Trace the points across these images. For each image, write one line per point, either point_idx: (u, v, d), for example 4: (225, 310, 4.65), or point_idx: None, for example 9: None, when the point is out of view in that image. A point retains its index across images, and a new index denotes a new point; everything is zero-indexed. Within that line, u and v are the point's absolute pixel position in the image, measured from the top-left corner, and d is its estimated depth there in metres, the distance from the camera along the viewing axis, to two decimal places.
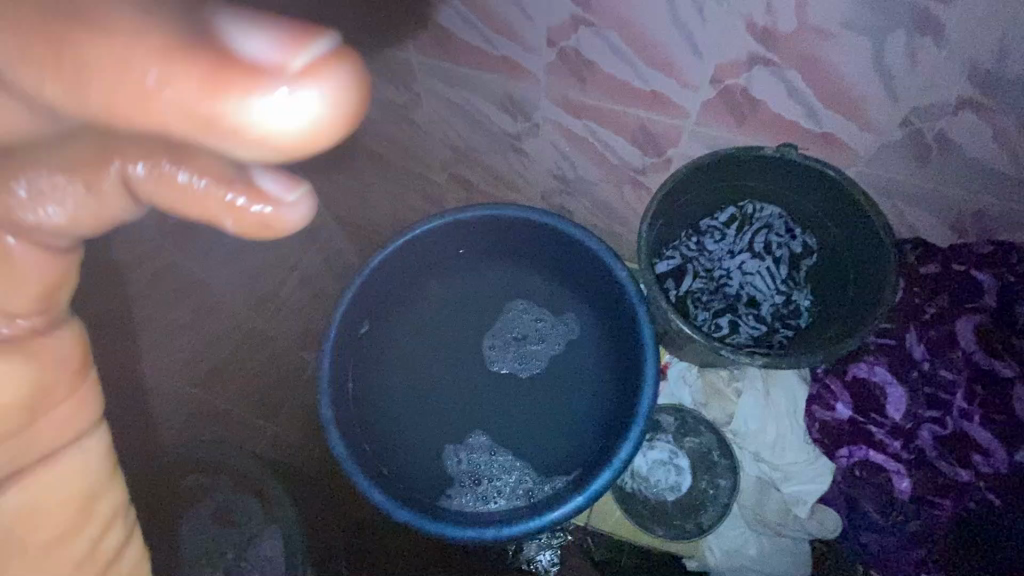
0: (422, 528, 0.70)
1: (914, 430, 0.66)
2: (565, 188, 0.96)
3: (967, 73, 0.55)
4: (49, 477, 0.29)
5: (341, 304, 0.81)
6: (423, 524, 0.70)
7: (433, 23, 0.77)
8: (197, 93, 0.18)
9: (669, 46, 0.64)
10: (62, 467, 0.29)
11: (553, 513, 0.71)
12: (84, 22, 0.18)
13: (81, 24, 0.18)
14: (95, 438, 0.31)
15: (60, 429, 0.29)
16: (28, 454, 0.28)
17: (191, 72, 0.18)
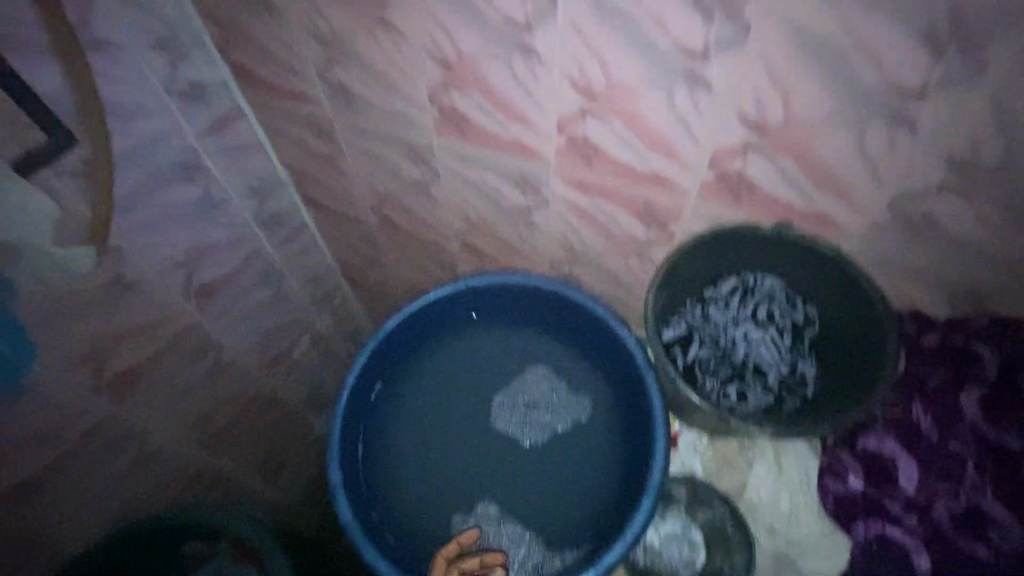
0: None
1: (928, 504, 0.65)
2: (572, 258, 1.03)
3: (944, 162, 0.60)
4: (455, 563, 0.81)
5: (358, 363, 0.92)
6: None
7: (455, 115, 0.86)
8: None
9: (669, 133, 0.71)
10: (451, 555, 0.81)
11: None
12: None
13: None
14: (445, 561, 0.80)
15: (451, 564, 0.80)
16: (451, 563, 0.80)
17: None
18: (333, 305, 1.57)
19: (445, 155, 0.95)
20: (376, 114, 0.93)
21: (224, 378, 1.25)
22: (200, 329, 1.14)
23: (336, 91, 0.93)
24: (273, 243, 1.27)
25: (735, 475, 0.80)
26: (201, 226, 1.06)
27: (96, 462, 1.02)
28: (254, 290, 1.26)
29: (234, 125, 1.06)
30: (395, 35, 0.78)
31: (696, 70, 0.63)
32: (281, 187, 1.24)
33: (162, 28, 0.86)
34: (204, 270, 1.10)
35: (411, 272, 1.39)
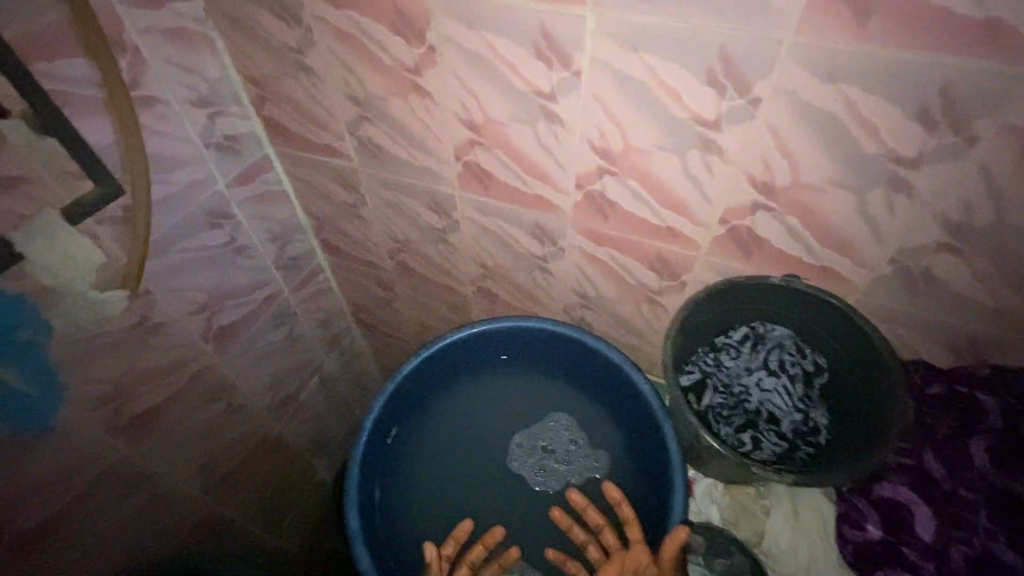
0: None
1: (946, 551, 0.65)
2: (585, 304, 1.06)
3: (941, 223, 0.65)
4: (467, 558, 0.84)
5: (376, 406, 0.92)
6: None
7: (478, 169, 0.91)
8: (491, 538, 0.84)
9: (682, 192, 0.76)
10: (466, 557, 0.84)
11: None
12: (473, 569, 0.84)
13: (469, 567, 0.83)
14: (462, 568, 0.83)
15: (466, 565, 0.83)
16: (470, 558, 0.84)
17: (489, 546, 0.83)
18: (341, 347, 1.58)
19: (466, 206, 0.99)
20: (402, 167, 0.99)
21: (233, 421, 1.25)
22: (214, 370, 1.15)
23: (365, 145, 0.99)
24: (290, 286, 1.30)
25: (753, 521, 0.81)
26: (224, 270, 1.09)
27: (104, 507, 1.00)
28: (268, 332, 1.27)
29: (262, 174, 1.11)
30: (426, 98, 0.84)
31: (708, 136, 0.68)
32: (300, 232, 1.28)
33: (205, 87, 0.92)
34: (223, 313, 1.12)
35: (423, 315, 1.41)
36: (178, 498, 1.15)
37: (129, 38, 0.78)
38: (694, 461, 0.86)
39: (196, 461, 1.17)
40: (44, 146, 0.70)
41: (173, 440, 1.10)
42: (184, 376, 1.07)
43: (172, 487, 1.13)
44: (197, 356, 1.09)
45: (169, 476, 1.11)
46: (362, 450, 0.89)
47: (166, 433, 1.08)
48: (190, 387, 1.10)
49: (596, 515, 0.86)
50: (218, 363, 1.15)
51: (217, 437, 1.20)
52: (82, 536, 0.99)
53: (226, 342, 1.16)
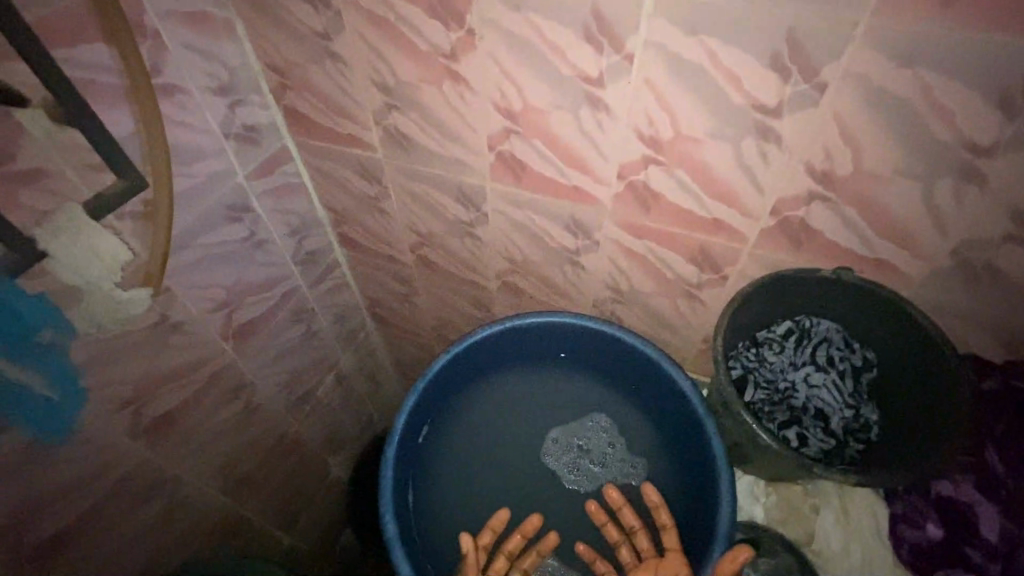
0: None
1: (1012, 553, 0.64)
2: (617, 298, 1.04)
3: (1011, 214, 0.62)
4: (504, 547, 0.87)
5: (408, 405, 0.90)
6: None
7: (512, 159, 0.88)
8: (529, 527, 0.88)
9: (732, 183, 0.74)
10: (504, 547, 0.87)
11: None
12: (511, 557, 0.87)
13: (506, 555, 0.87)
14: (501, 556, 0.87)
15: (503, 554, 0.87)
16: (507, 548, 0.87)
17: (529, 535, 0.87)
18: (357, 343, 1.55)
19: (497, 198, 0.96)
20: (430, 158, 0.95)
21: (252, 420, 1.22)
22: (235, 368, 1.12)
23: (391, 135, 0.95)
24: (308, 281, 1.26)
25: (803, 522, 0.79)
26: (244, 265, 1.06)
27: (128, 509, 0.98)
28: (287, 328, 1.24)
29: (281, 165, 1.07)
30: (462, 85, 0.80)
31: (766, 124, 0.65)
32: (318, 226, 1.24)
33: (226, 74, 0.88)
34: (244, 309, 1.09)
35: (442, 311, 1.38)
36: (197, 499, 1.13)
37: (150, 22, 0.74)
38: (738, 458, 0.83)
39: (216, 459, 1.15)
40: (65, 136, 0.66)
41: (193, 440, 1.07)
42: (205, 374, 1.04)
43: (193, 487, 1.10)
44: (218, 353, 1.06)
45: (190, 477, 1.09)
46: (394, 451, 0.87)
47: (188, 432, 1.05)
48: (212, 385, 1.07)
49: (632, 515, 0.88)
50: (237, 360, 1.12)
51: (238, 436, 1.18)
52: (106, 539, 0.97)
53: (245, 340, 1.12)
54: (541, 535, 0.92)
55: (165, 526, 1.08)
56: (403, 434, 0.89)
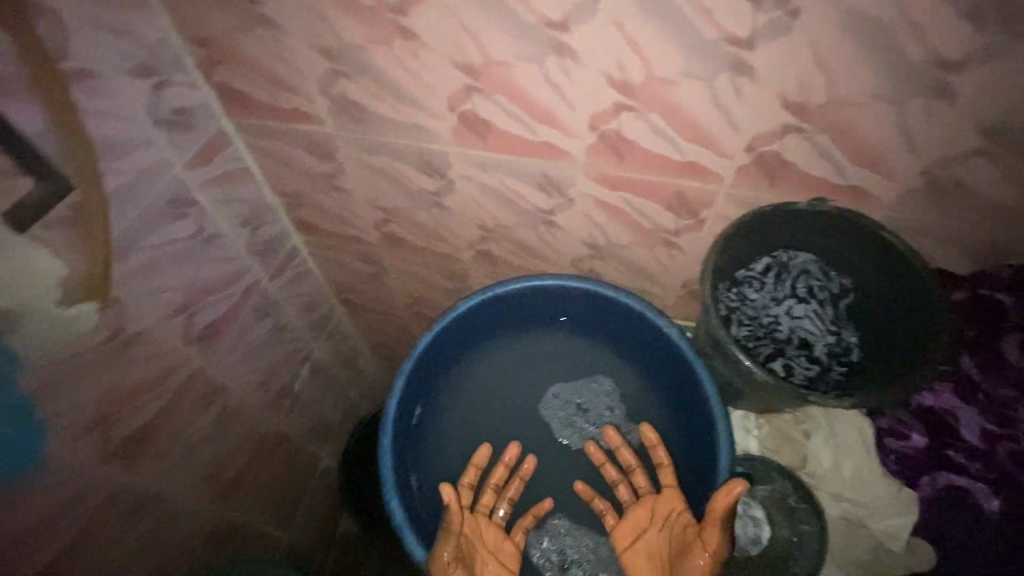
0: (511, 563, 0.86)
1: (991, 449, 0.69)
2: (595, 253, 1.02)
3: (978, 129, 0.63)
4: (490, 481, 0.91)
5: (396, 388, 0.86)
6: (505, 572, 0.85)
7: (476, 120, 0.83)
8: (508, 458, 0.92)
9: (707, 123, 0.72)
10: (491, 480, 0.91)
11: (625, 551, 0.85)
12: (501, 490, 0.92)
13: (495, 489, 0.91)
14: (487, 491, 0.91)
15: (490, 488, 0.91)
16: (493, 482, 0.91)
17: (506, 463, 0.92)
18: (327, 331, 1.49)
19: (463, 162, 0.91)
20: (387, 127, 0.89)
21: (234, 422, 1.17)
22: (206, 373, 1.05)
23: (342, 105, 0.88)
24: (268, 273, 1.19)
25: (794, 446, 0.82)
26: (196, 264, 0.98)
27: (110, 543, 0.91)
28: (253, 324, 1.17)
29: (221, 150, 0.98)
30: (415, 43, 0.74)
31: (741, 57, 0.63)
32: (271, 213, 1.16)
33: (144, 53, 0.78)
34: (205, 310, 1.02)
35: (415, 287, 1.34)
36: (187, 509, 1.07)
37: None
38: (731, 395, 0.85)
39: (202, 466, 1.09)
40: None
41: (175, 450, 1.01)
42: (179, 380, 0.98)
43: (179, 499, 1.04)
44: (186, 359, 1.00)
45: (176, 488, 1.03)
46: (390, 437, 0.84)
47: (168, 444, 0.99)
48: (186, 392, 1.01)
49: (630, 457, 0.91)
50: (207, 363, 1.05)
51: (221, 439, 1.13)
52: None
53: (212, 341, 1.05)
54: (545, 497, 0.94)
55: (160, 534, 1.02)
56: (396, 419, 0.86)
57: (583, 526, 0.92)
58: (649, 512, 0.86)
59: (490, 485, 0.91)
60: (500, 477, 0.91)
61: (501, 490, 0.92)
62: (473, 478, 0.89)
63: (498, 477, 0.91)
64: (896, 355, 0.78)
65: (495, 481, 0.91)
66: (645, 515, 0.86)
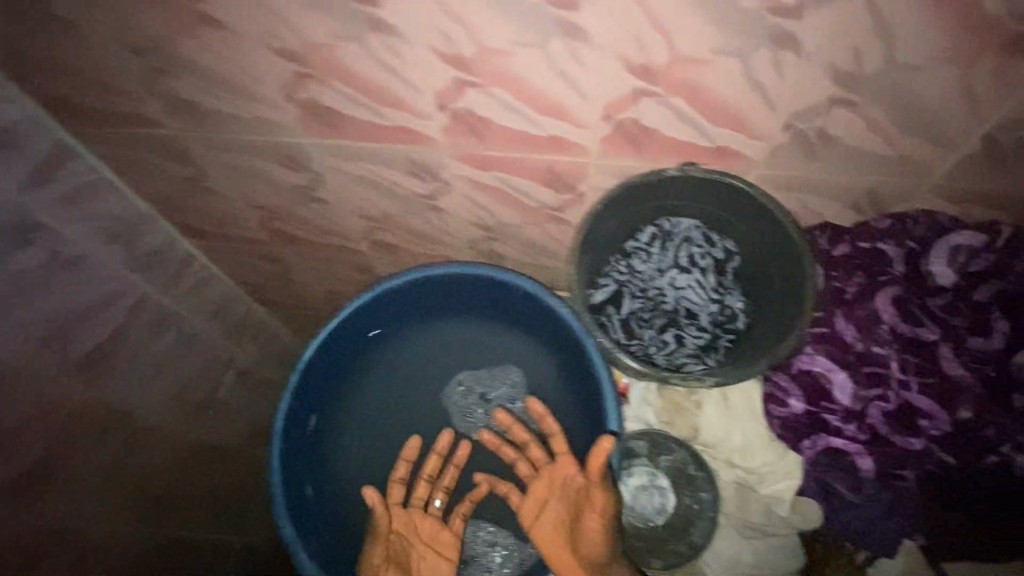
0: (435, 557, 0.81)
1: (864, 411, 0.67)
2: (491, 236, 0.97)
3: (831, 78, 0.58)
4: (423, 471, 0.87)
5: (282, 404, 0.84)
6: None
7: (320, 108, 0.76)
8: (440, 448, 0.87)
9: (556, 92, 0.66)
10: (425, 469, 0.87)
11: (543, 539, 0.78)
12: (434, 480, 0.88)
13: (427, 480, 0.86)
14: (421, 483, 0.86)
15: (423, 479, 0.86)
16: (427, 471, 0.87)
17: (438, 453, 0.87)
18: (252, 334, 1.42)
19: (324, 154, 0.84)
20: (234, 123, 0.82)
21: (148, 444, 1.12)
22: (102, 400, 1.01)
23: (178, 103, 0.81)
24: (158, 286, 1.11)
25: (687, 417, 0.81)
26: (58, 291, 0.91)
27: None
28: (152, 340, 1.11)
29: (67, 164, 0.90)
30: (224, 30, 0.67)
31: (568, 19, 0.57)
32: (148, 222, 1.08)
33: None
34: (80, 338, 0.95)
35: (329, 283, 1.27)
36: (106, 530, 1.05)
37: None
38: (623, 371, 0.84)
39: (119, 487, 1.06)
40: None
41: (84, 474, 0.99)
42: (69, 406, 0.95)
43: (94, 522, 1.02)
44: (70, 386, 0.95)
45: (90, 511, 1.01)
46: (280, 455, 0.82)
47: (74, 469, 0.97)
48: (83, 417, 0.98)
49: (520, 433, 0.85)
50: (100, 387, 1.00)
51: (138, 457, 1.09)
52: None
53: (99, 365, 0.99)
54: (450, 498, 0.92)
55: (81, 556, 1.01)
56: (287, 435, 0.84)
57: (485, 521, 0.90)
58: (548, 482, 0.79)
59: (424, 475, 0.87)
60: (433, 467, 0.87)
61: (435, 481, 0.88)
62: (402, 471, 0.85)
63: (431, 465, 0.87)
64: (773, 318, 0.76)
65: (426, 472, 0.87)
66: (544, 486, 0.80)
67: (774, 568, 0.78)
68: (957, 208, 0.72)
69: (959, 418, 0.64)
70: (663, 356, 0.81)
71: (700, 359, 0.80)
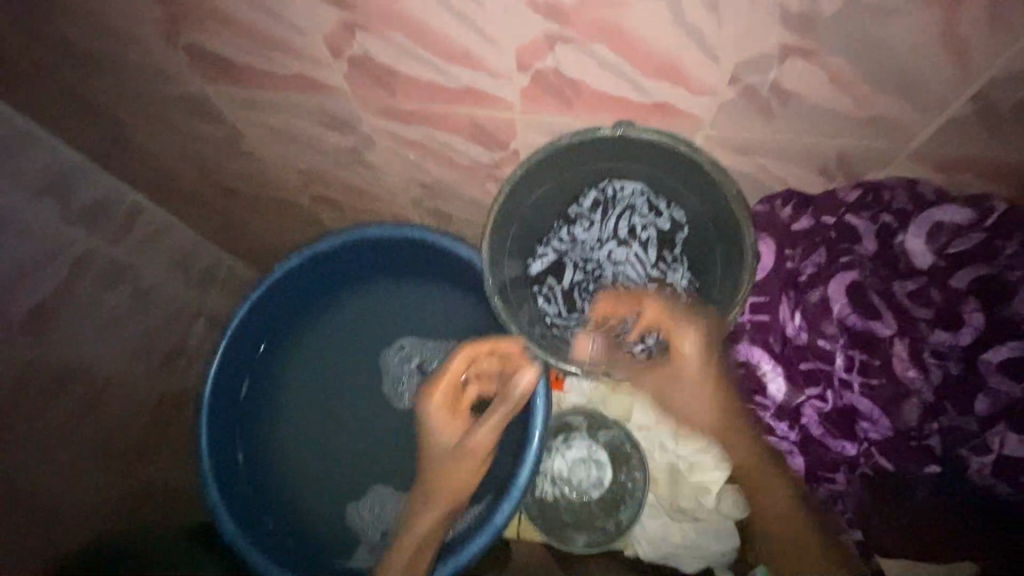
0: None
1: (798, 409, 0.63)
2: (431, 193, 0.87)
3: (779, 19, 0.46)
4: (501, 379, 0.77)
5: (213, 365, 0.84)
6: None
7: (211, 54, 0.68)
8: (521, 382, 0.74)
9: (459, 38, 0.55)
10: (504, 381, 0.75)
11: (496, 519, 0.70)
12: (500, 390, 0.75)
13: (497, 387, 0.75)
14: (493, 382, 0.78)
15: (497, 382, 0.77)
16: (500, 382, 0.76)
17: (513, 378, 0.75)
18: (220, 284, 1.28)
19: (231, 105, 0.77)
20: (132, 69, 0.76)
21: (110, 404, 1.02)
22: (52, 357, 0.92)
23: (69, 50, 0.76)
24: (108, 239, 1.02)
25: (621, 400, 0.82)
26: None
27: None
28: (103, 295, 1.01)
29: None
30: None
31: None
32: (83, 170, 1.01)
33: None
34: (18, 297, 0.87)
35: (287, 236, 1.18)
36: (84, 483, 0.96)
37: None
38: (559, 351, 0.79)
39: (89, 440, 0.97)
40: None
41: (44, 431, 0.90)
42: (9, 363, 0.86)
43: (66, 476, 0.93)
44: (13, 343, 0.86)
45: (54, 468, 0.91)
46: (207, 415, 0.83)
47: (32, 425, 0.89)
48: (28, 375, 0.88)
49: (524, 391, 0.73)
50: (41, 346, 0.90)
51: (106, 407, 1.01)
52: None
53: (43, 320, 0.91)
54: (374, 468, 0.88)
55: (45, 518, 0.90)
56: (217, 396, 0.84)
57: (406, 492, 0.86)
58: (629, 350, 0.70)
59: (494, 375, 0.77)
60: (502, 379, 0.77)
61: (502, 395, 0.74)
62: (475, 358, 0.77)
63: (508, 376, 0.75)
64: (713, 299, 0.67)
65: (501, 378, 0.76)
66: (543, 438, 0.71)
67: (702, 548, 0.76)
68: (945, 177, 0.60)
69: (903, 424, 0.57)
70: (602, 336, 0.74)
71: (639, 340, 0.73)
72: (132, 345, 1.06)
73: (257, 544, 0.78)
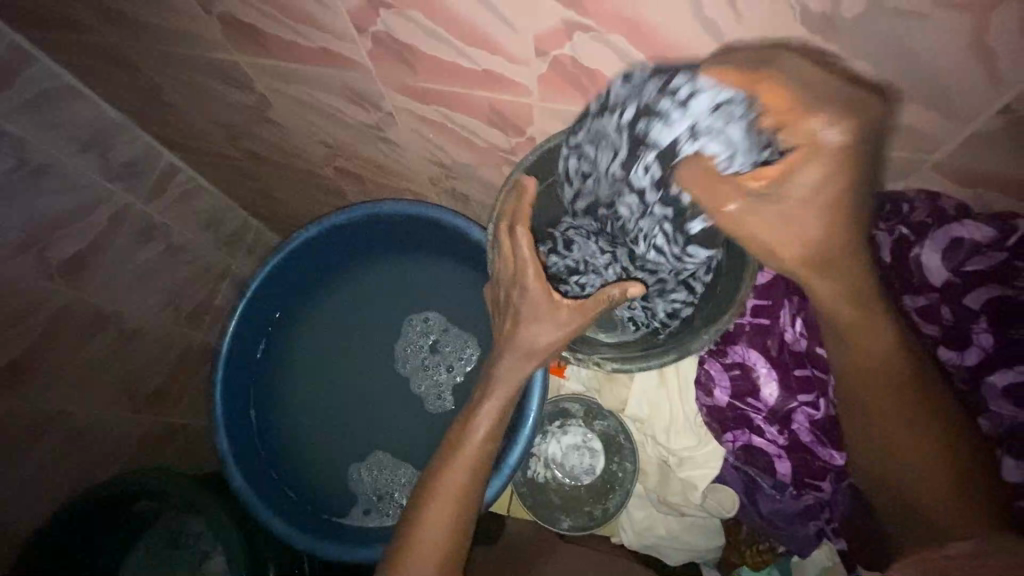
0: (318, 542, 0.79)
1: (789, 414, 0.62)
2: (448, 173, 0.88)
3: (800, 20, 0.46)
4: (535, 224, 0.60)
5: (232, 322, 0.88)
6: (316, 543, 0.79)
7: (242, 24, 0.70)
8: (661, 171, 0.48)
9: (478, 21, 0.56)
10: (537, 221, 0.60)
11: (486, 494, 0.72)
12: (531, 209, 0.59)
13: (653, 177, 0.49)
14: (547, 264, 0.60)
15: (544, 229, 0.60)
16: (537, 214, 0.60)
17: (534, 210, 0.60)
18: (247, 247, 1.34)
19: (260, 75, 0.80)
20: (168, 34, 0.79)
21: (137, 352, 1.08)
22: (86, 303, 0.97)
23: (110, 15, 0.80)
24: (142, 196, 1.07)
25: (615, 390, 0.78)
26: (28, 198, 0.88)
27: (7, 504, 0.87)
28: (135, 251, 1.06)
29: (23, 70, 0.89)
30: None
31: None
32: (121, 129, 1.05)
33: None
34: (57, 245, 0.93)
35: (311, 205, 1.22)
36: (111, 423, 1.03)
37: None
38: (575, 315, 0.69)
39: (115, 385, 1.04)
40: None
41: (76, 370, 0.97)
42: (48, 306, 0.91)
43: (94, 413, 1.00)
44: (53, 286, 0.92)
45: (82, 407, 0.98)
46: (223, 369, 0.87)
47: (65, 364, 0.95)
48: (64, 320, 0.94)
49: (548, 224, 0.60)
50: (77, 293, 0.96)
51: (133, 354, 1.07)
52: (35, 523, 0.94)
53: (80, 268, 0.96)
54: (376, 435, 0.91)
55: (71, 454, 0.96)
56: (233, 352, 0.88)
57: (403, 462, 0.89)
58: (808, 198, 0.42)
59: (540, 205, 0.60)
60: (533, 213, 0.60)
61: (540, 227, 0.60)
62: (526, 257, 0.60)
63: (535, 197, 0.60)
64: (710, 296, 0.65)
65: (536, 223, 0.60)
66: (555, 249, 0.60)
67: (688, 541, 0.78)
68: (969, 193, 0.58)
69: None
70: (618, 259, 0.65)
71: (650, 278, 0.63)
72: (162, 298, 1.12)
73: (261, 496, 0.83)
